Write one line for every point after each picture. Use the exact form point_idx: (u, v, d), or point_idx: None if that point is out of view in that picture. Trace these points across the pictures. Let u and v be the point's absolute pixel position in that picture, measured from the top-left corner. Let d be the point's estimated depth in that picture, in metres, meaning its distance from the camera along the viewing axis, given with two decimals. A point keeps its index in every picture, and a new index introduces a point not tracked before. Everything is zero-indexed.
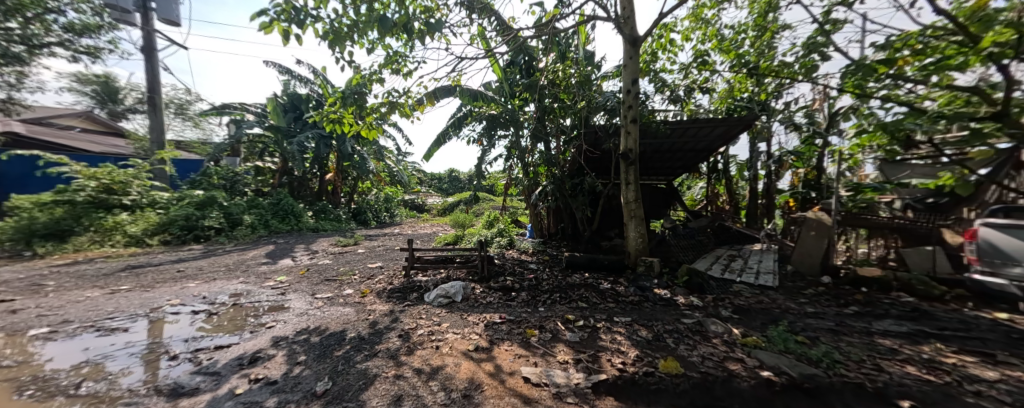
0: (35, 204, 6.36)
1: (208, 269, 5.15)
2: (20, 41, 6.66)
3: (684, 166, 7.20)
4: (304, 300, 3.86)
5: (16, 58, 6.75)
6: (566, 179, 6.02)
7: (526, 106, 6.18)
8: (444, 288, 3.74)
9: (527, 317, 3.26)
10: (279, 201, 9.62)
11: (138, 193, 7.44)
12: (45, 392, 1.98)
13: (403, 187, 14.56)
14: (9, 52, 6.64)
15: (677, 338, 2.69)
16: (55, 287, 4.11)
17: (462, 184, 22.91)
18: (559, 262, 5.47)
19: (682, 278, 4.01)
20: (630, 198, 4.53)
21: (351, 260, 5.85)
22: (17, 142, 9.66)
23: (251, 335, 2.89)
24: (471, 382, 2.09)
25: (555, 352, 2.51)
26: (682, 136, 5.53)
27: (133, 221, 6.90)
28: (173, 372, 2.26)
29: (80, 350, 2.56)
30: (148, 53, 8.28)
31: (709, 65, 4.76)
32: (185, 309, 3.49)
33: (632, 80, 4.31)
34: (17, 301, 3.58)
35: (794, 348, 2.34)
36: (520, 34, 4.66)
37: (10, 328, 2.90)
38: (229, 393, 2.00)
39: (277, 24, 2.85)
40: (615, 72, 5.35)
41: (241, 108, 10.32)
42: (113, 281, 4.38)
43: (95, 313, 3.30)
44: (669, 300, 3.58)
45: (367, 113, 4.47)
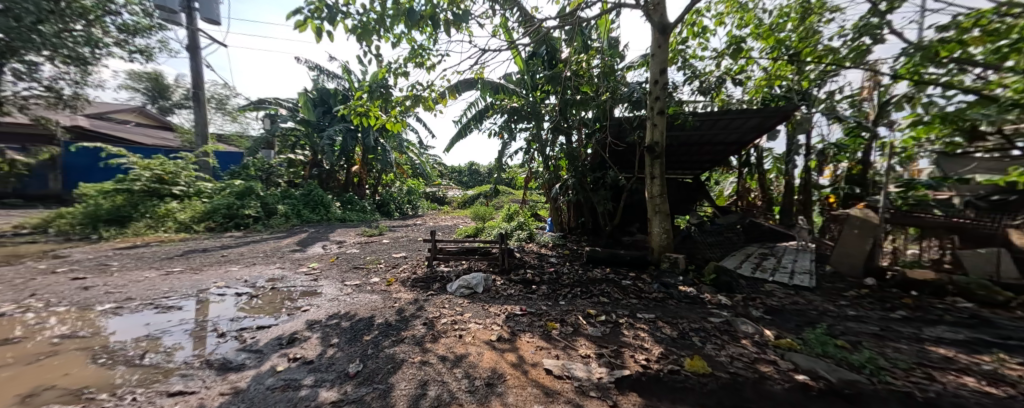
0: (100, 192, 7.00)
1: (248, 254, 5.49)
2: (86, 42, 7.37)
3: (713, 160, 6.91)
4: (334, 286, 4.05)
5: (83, 60, 7.47)
6: (588, 172, 5.96)
7: (548, 98, 6.14)
8: (465, 279, 3.83)
9: (548, 310, 3.27)
10: (310, 192, 10.04)
11: (185, 183, 8.02)
12: (114, 360, 2.21)
13: (425, 180, 14.82)
14: (80, 54, 7.39)
15: (703, 337, 2.61)
16: (119, 267, 4.54)
17: (482, 177, 23.12)
18: (579, 256, 5.42)
19: (709, 276, 3.87)
20: (655, 193, 4.39)
21: (377, 249, 6.06)
22: (83, 135, 10.73)
23: (288, 318, 3.06)
24: (494, 371, 2.13)
25: (576, 346, 2.52)
26: (712, 128, 5.30)
27: (182, 209, 7.43)
28: (222, 348, 2.44)
29: (142, 324, 2.82)
30: (193, 51, 8.82)
31: (745, 51, 4.48)
32: (229, 292, 3.74)
33: (660, 70, 4.15)
34: (88, 279, 3.98)
35: (833, 352, 2.23)
36: (543, 25, 4.61)
37: (83, 303, 3.24)
38: (271, 370, 2.14)
39: (311, 22, 2.97)
40: (641, 62, 5.17)
41: (276, 103, 10.81)
42: (166, 264, 4.77)
43: (153, 292, 3.61)
44: (696, 298, 3.49)
45: (393, 107, 4.58)
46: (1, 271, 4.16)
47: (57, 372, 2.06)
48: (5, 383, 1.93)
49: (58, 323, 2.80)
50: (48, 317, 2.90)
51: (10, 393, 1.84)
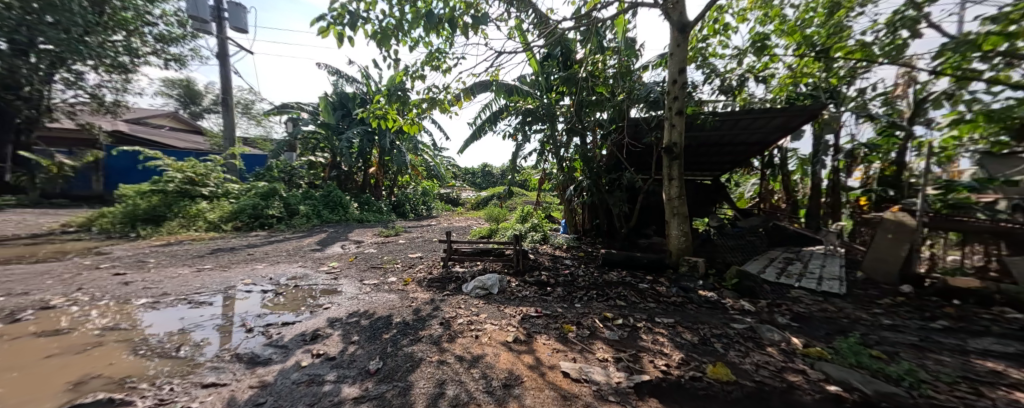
0: (138, 193, 7.41)
1: (272, 253, 5.70)
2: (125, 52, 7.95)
3: (734, 161, 6.71)
4: (353, 285, 4.15)
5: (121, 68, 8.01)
6: (603, 173, 5.88)
7: (563, 99, 6.12)
8: (481, 280, 3.85)
9: (564, 312, 3.24)
10: (329, 193, 10.31)
11: (214, 184, 8.40)
12: (152, 352, 2.33)
13: (439, 181, 15.00)
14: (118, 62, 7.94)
15: (725, 343, 2.53)
16: (155, 263, 4.79)
17: (496, 178, 23.21)
18: (595, 259, 5.36)
19: (731, 281, 3.75)
20: (673, 195, 4.28)
21: (394, 249, 6.17)
22: (122, 139, 11.39)
23: (311, 315, 3.15)
24: (511, 373, 2.13)
25: (593, 349, 2.49)
26: (734, 128, 5.15)
27: (211, 209, 7.77)
28: (250, 343, 2.54)
29: (177, 318, 2.97)
30: (222, 58, 9.23)
31: (769, 48, 4.34)
32: (255, 288, 3.89)
33: (679, 69, 4.06)
34: (128, 274, 4.22)
35: (868, 363, 2.12)
36: (559, 26, 4.60)
37: (124, 297, 3.44)
38: (295, 365, 2.21)
39: (333, 28, 3.08)
40: (659, 61, 5.08)
41: (298, 107, 11.17)
42: (198, 261, 5.00)
43: (187, 288, 3.79)
44: (717, 303, 3.39)
45: (409, 109, 4.66)
46: (51, 266, 4.46)
47: (102, 361, 2.19)
48: (57, 371, 2.07)
49: (99, 316, 2.97)
50: (91, 310, 3.08)
51: (61, 381, 1.96)
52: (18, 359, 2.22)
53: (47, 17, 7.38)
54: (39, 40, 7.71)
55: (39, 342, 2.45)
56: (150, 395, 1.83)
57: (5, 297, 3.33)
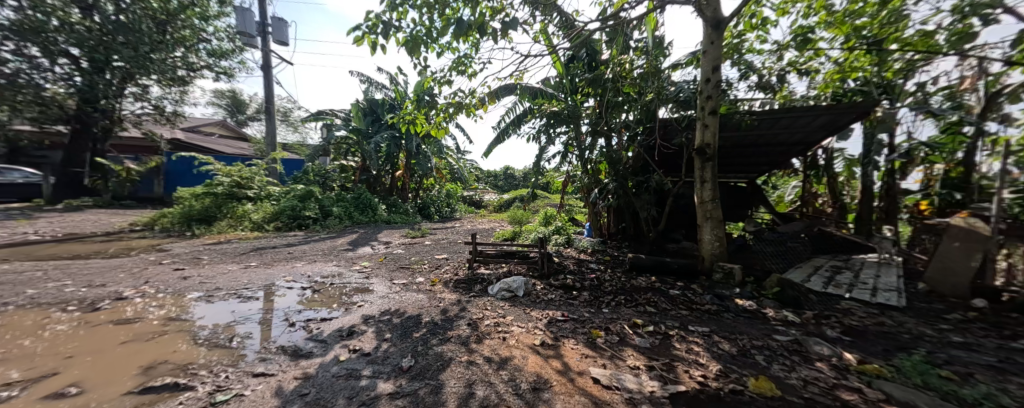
0: (193, 195, 8.07)
1: (309, 252, 6.00)
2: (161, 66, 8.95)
3: (772, 163, 6.34)
4: (384, 284, 4.29)
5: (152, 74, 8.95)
6: (630, 176, 5.74)
7: (588, 101, 6.04)
8: (506, 282, 3.86)
9: (591, 317, 3.18)
10: (359, 195, 10.71)
11: (258, 187, 8.99)
12: (208, 342, 2.52)
13: (463, 184, 15.21)
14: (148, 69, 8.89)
15: (768, 355, 2.39)
16: (208, 260, 5.19)
17: (518, 181, 23.27)
18: (622, 263, 5.23)
19: (772, 289, 3.55)
20: (706, 198, 4.10)
21: (421, 250, 6.31)
22: (179, 146, 12.43)
23: (346, 311, 3.29)
24: (540, 376, 2.12)
25: (624, 356, 2.42)
26: (773, 128, 4.87)
27: (255, 210, 8.32)
28: (292, 337, 2.68)
29: (228, 312, 3.19)
30: (266, 70, 9.89)
31: (813, 42, 4.07)
32: (295, 285, 4.12)
33: (713, 67, 3.90)
34: (186, 270, 4.60)
35: (937, 384, 1.92)
36: (584, 29, 4.55)
37: (182, 290, 3.74)
38: (334, 359, 2.31)
39: (367, 37, 3.23)
40: (690, 60, 4.90)
41: (332, 114, 11.74)
42: (244, 259, 5.36)
43: (235, 283, 4.07)
44: (757, 313, 3.21)
45: (436, 114, 4.77)
46: (122, 261, 4.94)
47: (167, 348, 2.40)
48: (131, 356, 2.29)
49: (162, 307, 3.25)
50: (154, 302, 3.37)
51: (133, 365, 2.17)
52: (97, 343, 2.47)
53: (121, 39, 8.74)
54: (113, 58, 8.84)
55: (113, 329, 2.72)
56: (208, 382, 1.99)
57: (84, 288, 3.72)
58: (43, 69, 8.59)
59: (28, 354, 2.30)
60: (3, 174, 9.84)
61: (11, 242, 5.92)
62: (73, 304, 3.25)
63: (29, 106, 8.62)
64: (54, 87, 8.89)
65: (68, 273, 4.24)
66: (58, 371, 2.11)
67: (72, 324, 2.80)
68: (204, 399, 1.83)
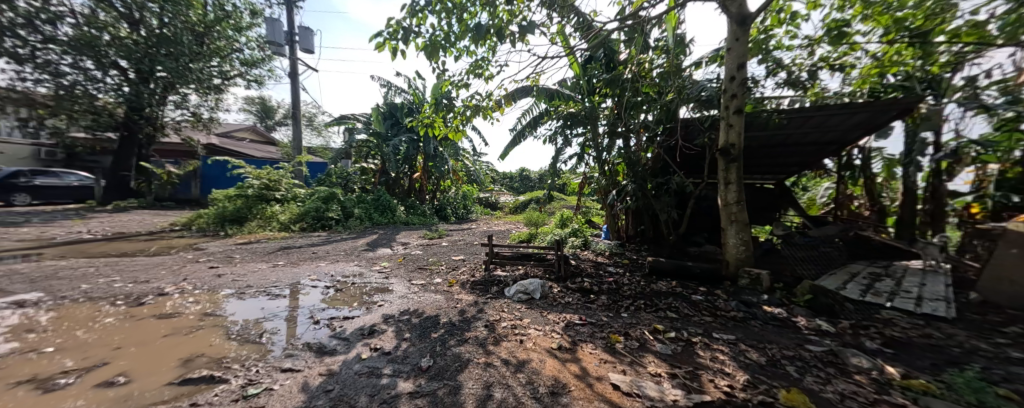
0: (227, 197, 8.50)
1: (332, 252, 6.19)
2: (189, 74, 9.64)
3: (802, 163, 6.05)
4: (402, 284, 4.36)
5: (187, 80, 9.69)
6: (649, 177, 5.61)
7: (606, 101, 5.95)
8: (523, 285, 3.85)
9: (610, 322, 3.11)
10: (379, 197, 10.94)
11: (285, 189, 9.35)
12: (241, 337, 2.63)
13: (479, 186, 15.32)
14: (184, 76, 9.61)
15: (799, 367, 2.26)
16: (239, 258, 5.44)
17: (534, 182, 23.24)
18: (641, 267, 5.10)
19: (804, 297, 3.38)
20: (730, 200, 3.96)
21: (438, 251, 6.38)
22: (213, 150, 13.12)
23: (367, 310, 3.36)
24: (558, 380, 2.09)
25: (644, 363, 2.35)
26: (804, 126, 4.65)
27: (283, 211, 8.66)
28: (317, 333, 2.76)
29: (258, 308, 3.33)
30: (293, 77, 10.30)
31: (848, 36, 3.86)
32: (319, 284, 4.25)
33: (739, 64, 3.76)
34: (220, 267, 4.83)
35: (994, 403, 1.77)
36: (602, 29, 4.49)
37: (216, 287, 3.93)
38: (356, 357, 2.36)
39: (388, 43, 3.32)
40: (713, 57, 4.74)
41: (354, 118, 12.09)
42: (272, 257, 5.58)
43: (264, 281, 4.24)
44: (787, 321, 3.05)
45: (453, 117, 4.82)
46: (163, 259, 5.25)
47: (203, 342, 2.52)
48: (171, 348, 2.42)
49: (199, 303, 3.42)
50: (191, 298, 3.55)
51: (173, 358, 2.29)
52: (142, 336, 2.63)
53: (163, 51, 9.46)
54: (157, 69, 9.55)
55: (155, 323, 2.88)
56: (241, 376, 2.07)
57: (131, 283, 3.97)
58: (96, 81, 9.29)
59: (83, 344, 2.48)
60: (61, 178, 10.69)
61: (68, 240, 6.40)
62: (120, 299, 3.47)
63: (84, 114, 9.61)
64: (106, 97, 9.73)
65: (116, 269, 4.54)
66: (107, 361, 2.25)
67: (120, 318, 2.99)
68: (237, 392, 1.91)
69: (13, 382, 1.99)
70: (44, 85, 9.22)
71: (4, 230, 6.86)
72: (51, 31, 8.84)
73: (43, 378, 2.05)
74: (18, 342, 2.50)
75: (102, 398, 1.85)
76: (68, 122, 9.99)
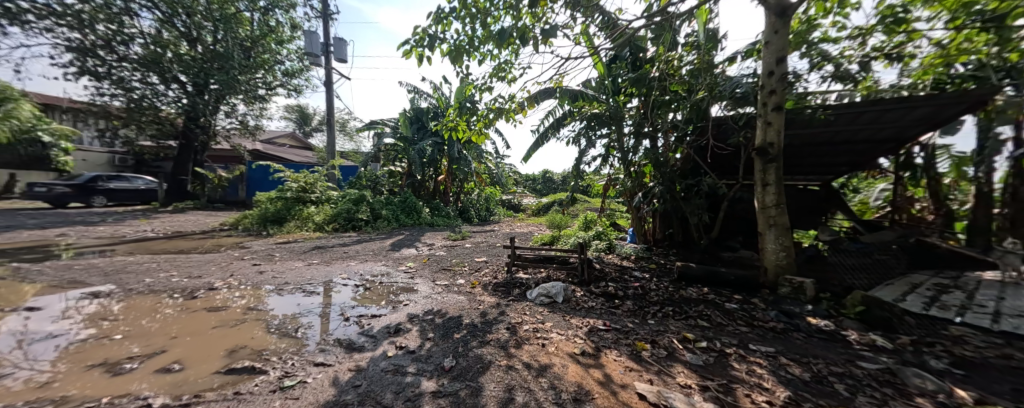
0: (268, 198, 9.00)
1: (362, 252, 6.37)
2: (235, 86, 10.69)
3: (851, 163, 5.59)
4: (427, 284, 4.40)
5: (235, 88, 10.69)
6: (678, 179, 5.37)
7: (632, 101, 5.79)
8: (546, 287, 3.77)
9: (635, 328, 2.98)
10: (405, 199, 11.16)
11: (320, 191, 9.74)
12: (278, 331, 2.74)
13: (501, 188, 15.35)
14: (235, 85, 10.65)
15: (851, 385, 2.06)
16: (278, 256, 5.71)
17: (557, 184, 23.03)
18: (669, 272, 4.88)
19: (855, 308, 3.11)
20: (769, 203, 3.70)
21: (462, 253, 6.41)
22: (258, 156, 13.99)
23: (393, 309, 3.41)
24: (581, 387, 2.00)
25: (673, 373, 2.22)
26: (854, 122, 4.31)
27: (317, 212, 9.04)
28: (346, 330, 2.82)
29: (294, 304, 3.45)
30: (328, 85, 10.76)
31: (906, 24, 3.52)
32: (349, 282, 4.36)
33: (778, 58, 3.53)
34: (263, 265, 5.09)
35: None
36: (628, 27, 4.35)
37: (257, 283, 4.13)
38: (382, 354, 2.38)
39: (415, 50, 3.37)
40: (750, 51, 4.47)
41: (383, 123, 12.46)
42: (306, 256, 5.81)
43: (300, 278, 4.42)
44: (835, 335, 2.81)
45: (476, 120, 4.83)
46: (213, 256, 5.59)
47: (245, 335, 2.64)
48: (218, 340, 2.55)
49: (243, 297, 3.60)
50: (236, 293, 3.75)
51: (219, 348, 2.41)
52: (194, 326, 2.79)
53: (216, 65, 10.53)
54: (211, 83, 10.62)
55: (205, 315, 3.06)
56: (278, 368, 2.14)
57: (186, 278, 4.25)
58: (161, 95, 10.60)
59: (145, 332, 2.67)
60: (130, 182, 11.52)
61: (134, 237, 7.00)
62: (177, 292, 3.71)
63: (151, 125, 11.01)
64: (168, 109, 10.91)
65: (173, 265, 4.89)
66: (166, 349, 2.41)
67: (177, 309, 3.19)
68: (274, 383, 1.97)
69: (87, 365, 2.16)
70: (119, 99, 10.33)
71: (82, 228, 7.59)
72: (123, 51, 9.99)
73: (111, 362, 2.21)
74: (94, 329, 2.71)
75: (160, 384, 1.97)
76: (136, 131, 11.32)
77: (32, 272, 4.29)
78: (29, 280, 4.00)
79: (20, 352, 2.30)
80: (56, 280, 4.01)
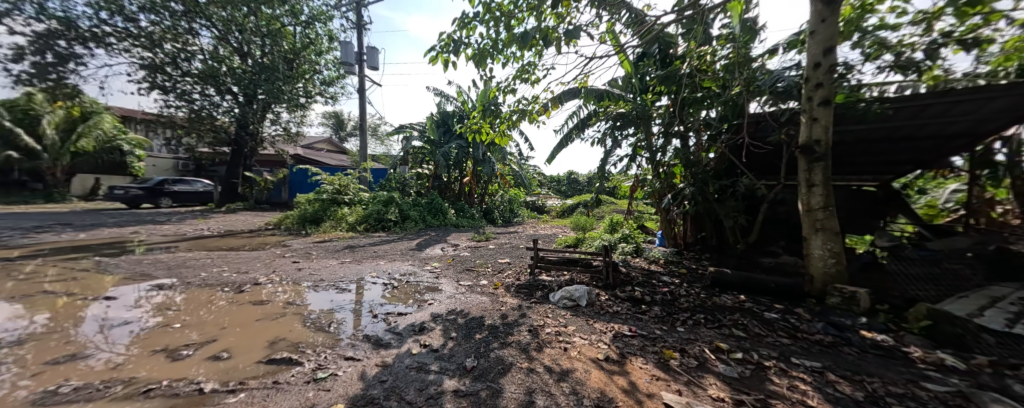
0: (307, 200, 9.48)
1: (390, 251, 6.52)
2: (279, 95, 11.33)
3: (911, 162, 5.07)
4: (451, 284, 4.42)
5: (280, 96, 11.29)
6: (711, 179, 5.10)
7: (660, 100, 5.59)
8: (568, 290, 3.67)
9: (663, 336, 2.82)
10: (432, 200, 11.35)
11: (353, 193, 10.10)
12: (314, 324, 2.83)
13: (525, 190, 15.31)
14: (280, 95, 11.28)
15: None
16: (314, 254, 5.96)
17: (582, 186, 22.70)
18: (700, 278, 4.63)
19: (920, 322, 2.81)
20: (815, 205, 3.42)
21: (485, 254, 6.41)
22: (300, 160, 14.79)
23: (418, 308, 3.43)
24: (604, 393, 1.90)
25: (704, 385, 2.07)
26: (917, 116, 3.93)
27: (350, 213, 9.38)
28: (373, 327, 2.86)
29: (328, 300, 3.56)
30: (361, 92, 11.16)
31: (982, 6, 3.13)
32: (378, 281, 4.46)
33: (825, 49, 3.26)
34: (302, 262, 5.33)
35: None
36: (657, 23, 4.17)
37: (296, 279, 4.31)
38: (407, 352, 2.38)
39: (441, 56, 3.40)
40: (793, 43, 4.16)
41: (411, 126, 12.76)
42: (339, 254, 6.03)
43: (334, 276, 4.57)
44: (894, 351, 2.52)
45: (500, 122, 4.81)
46: (260, 253, 5.92)
47: (285, 327, 2.74)
48: (263, 331, 2.66)
49: (284, 292, 3.77)
50: (279, 288, 3.94)
51: (263, 339, 2.51)
52: (241, 318, 2.94)
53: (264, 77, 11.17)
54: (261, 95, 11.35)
55: (252, 308, 3.21)
56: (312, 360, 2.19)
57: (235, 273, 4.52)
58: (218, 106, 11.39)
59: (202, 321, 2.84)
60: (190, 184, 12.49)
61: (192, 235, 7.58)
62: (228, 285, 3.95)
63: (208, 133, 11.81)
64: (224, 118, 11.69)
65: (225, 260, 5.23)
66: (217, 337, 2.54)
67: (229, 301, 3.38)
68: (308, 375, 2.01)
69: (152, 349, 2.31)
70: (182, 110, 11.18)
71: (151, 227, 8.30)
72: (187, 67, 10.81)
73: (171, 348, 2.35)
74: (161, 317, 2.91)
75: (212, 369, 2.08)
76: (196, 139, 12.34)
77: (110, 265, 4.74)
78: (107, 271, 4.42)
79: (102, 336, 2.51)
80: (129, 272, 4.39)
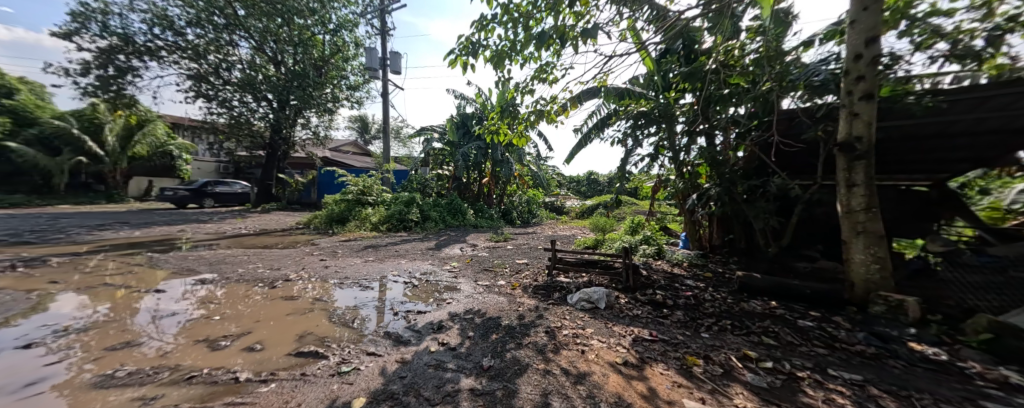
0: (335, 200, 9.81)
1: (410, 250, 6.62)
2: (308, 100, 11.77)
3: None
4: (469, 284, 4.42)
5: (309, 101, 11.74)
6: (739, 180, 4.86)
7: (684, 97, 5.40)
8: (586, 292, 3.59)
9: (686, 341, 2.70)
10: (451, 200, 11.47)
11: (376, 193, 10.35)
12: (337, 320, 2.88)
13: (544, 191, 15.22)
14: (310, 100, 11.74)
15: None
16: (340, 253, 6.13)
17: (602, 187, 22.35)
18: (726, 282, 4.43)
19: (980, 335, 2.55)
20: (856, 206, 3.18)
21: (503, 254, 6.39)
22: (328, 162, 15.31)
23: (436, 306, 3.44)
24: (621, 398, 1.83)
25: (729, 393, 1.96)
26: (976, 111, 3.61)
27: (373, 213, 9.61)
28: (394, 324, 2.89)
29: (352, 297, 3.63)
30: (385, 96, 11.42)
31: None
32: (399, 279, 4.52)
33: (867, 39, 3.03)
34: (328, 260, 5.48)
35: None
36: (682, 18, 4.00)
37: (324, 277, 4.43)
38: (426, 349, 2.39)
39: (460, 59, 3.40)
40: (831, 34, 3.90)
41: (432, 128, 12.93)
42: (363, 253, 6.17)
43: (358, 274, 4.67)
44: (948, 366, 2.30)
45: (518, 123, 4.78)
46: (290, 251, 6.15)
47: (313, 322, 2.81)
48: (294, 325, 2.74)
49: (312, 289, 3.88)
50: (309, 284, 4.06)
51: (292, 333, 2.58)
52: (274, 312, 3.04)
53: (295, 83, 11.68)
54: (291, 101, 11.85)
55: (284, 303, 3.32)
56: (337, 354, 2.23)
57: (268, 269, 4.70)
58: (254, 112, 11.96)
59: (240, 314, 2.96)
60: (230, 186, 13.09)
61: (230, 233, 7.98)
62: (262, 281, 4.10)
63: (246, 137, 12.51)
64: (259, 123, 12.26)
65: (259, 258, 5.46)
66: (252, 330, 2.63)
67: (264, 296, 3.51)
68: (333, 368, 2.04)
69: (194, 340, 2.42)
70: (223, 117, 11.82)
71: (197, 225, 8.82)
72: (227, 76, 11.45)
73: (211, 339, 2.46)
74: (204, 310, 3.06)
75: (246, 360, 2.15)
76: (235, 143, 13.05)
77: (161, 260, 5.05)
78: (156, 266, 4.71)
79: (154, 325, 2.65)
80: (176, 267, 4.66)
